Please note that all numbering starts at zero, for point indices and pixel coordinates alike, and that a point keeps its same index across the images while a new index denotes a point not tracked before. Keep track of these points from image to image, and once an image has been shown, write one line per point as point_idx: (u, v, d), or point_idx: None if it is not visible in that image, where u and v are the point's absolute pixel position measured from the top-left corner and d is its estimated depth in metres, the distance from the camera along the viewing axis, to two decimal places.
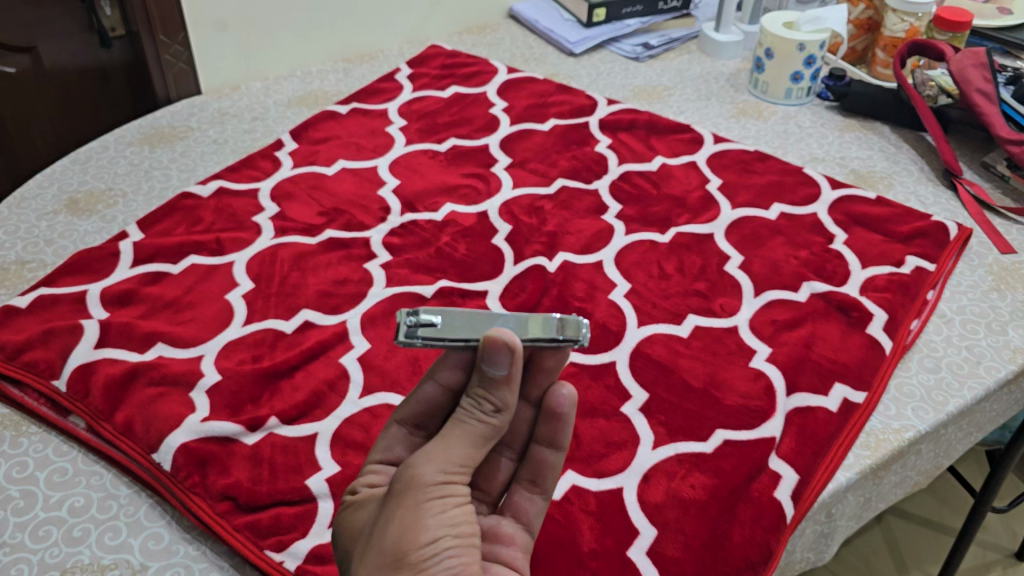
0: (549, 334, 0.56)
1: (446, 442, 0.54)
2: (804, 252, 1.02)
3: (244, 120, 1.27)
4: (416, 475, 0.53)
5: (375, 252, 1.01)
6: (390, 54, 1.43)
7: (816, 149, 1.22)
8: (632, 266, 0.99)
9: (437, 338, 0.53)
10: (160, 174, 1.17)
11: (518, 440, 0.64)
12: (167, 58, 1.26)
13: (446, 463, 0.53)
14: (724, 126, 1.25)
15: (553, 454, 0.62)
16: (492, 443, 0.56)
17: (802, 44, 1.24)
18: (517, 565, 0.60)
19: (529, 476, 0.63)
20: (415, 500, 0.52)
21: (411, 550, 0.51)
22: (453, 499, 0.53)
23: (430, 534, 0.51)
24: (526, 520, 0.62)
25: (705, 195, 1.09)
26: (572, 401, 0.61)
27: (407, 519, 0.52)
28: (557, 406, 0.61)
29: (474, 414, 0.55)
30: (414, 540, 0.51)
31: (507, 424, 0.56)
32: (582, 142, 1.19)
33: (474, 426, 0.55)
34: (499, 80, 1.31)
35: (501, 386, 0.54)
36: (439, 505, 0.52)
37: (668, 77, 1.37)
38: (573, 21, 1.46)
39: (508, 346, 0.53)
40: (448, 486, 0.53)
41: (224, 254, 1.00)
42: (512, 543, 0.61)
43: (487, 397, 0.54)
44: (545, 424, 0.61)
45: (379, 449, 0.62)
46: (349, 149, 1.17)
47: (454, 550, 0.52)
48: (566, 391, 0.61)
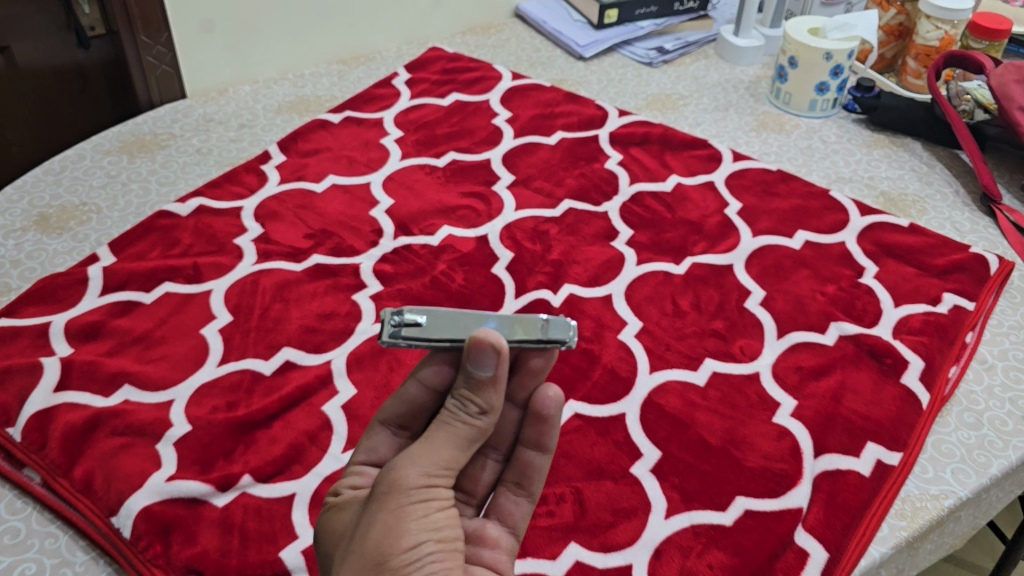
0: (534, 335, 0.55)
1: (431, 443, 0.52)
2: (831, 287, 0.94)
3: (230, 127, 1.18)
4: (398, 478, 0.51)
5: (365, 281, 0.93)
6: (388, 56, 1.35)
7: (842, 167, 1.13)
8: (644, 302, 0.91)
9: (421, 336, 0.53)
10: (138, 187, 1.08)
11: (504, 441, 0.62)
12: (149, 60, 1.18)
13: (430, 466, 0.51)
14: (743, 141, 1.17)
15: (540, 456, 0.60)
16: (476, 446, 0.54)
17: (829, 53, 1.15)
18: (501, 568, 0.57)
19: (515, 478, 0.60)
20: (398, 503, 0.50)
21: (393, 554, 0.48)
22: (436, 503, 0.51)
23: (412, 538, 0.49)
24: (511, 522, 0.60)
25: (724, 221, 1.01)
26: (559, 402, 0.59)
27: (389, 522, 0.49)
28: (543, 408, 0.59)
29: (460, 415, 0.53)
30: (396, 545, 0.49)
31: (491, 427, 0.54)
32: (591, 158, 1.10)
33: (459, 428, 0.53)
34: (503, 87, 1.22)
35: (487, 388, 0.52)
36: (422, 509, 0.50)
37: (684, 84, 1.28)
38: (583, 22, 1.37)
39: (495, 347, 0.51)
40: (432, 489, 0.51)
41: (201, 282, 0.92)
42: (496, 546, 0.58)
43: (473, 398, 0.52)
44: (532, 427, 0.59)
45: (363, 450, 0.59)
46: (340, 163, 1.09)
47: (437, 555, 0.50)
48: (551, 393, 0.59)
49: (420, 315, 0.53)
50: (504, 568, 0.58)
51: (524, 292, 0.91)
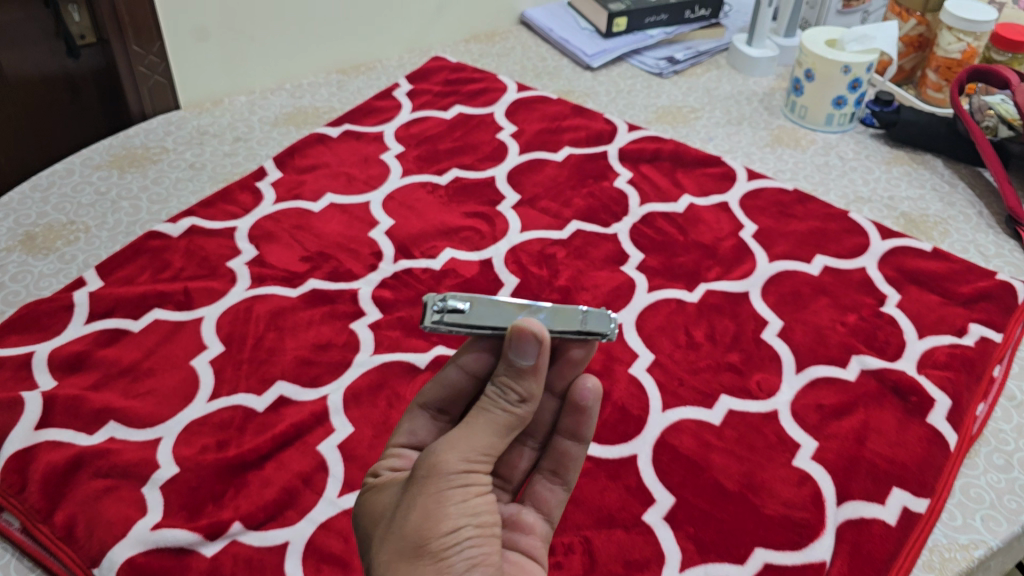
0: (574, 326, 0.55)
1: (471, 429, 0.51)
2: (852, 317, 0.89)
3: (225, 141, 1.14)
4: (438, 462, 0.49)
5: (364, 309, 0.89)
6: (389, 66, 1.31)
7: (861, 186, 1.09)
8: (656, 333, 0.87)
9: (465, 321, 0.53)
10: (128, 204, 1.04)
11: (542, 428, 0.62)
12: (141, 71, 1.14)
13: (470, 451, 0.50)
14: (758, 157, 1.12)
15: (576, 446, 0.60)
16: (516, 433, 0.53)
17: (847, 66, 1.10)
18: (536, 555, 0.57)
19: (551, 466, 0.61)
20: (437, 488, 0.49)
21: (432, 538, 0.48)
22: (476, 489, 0.50)
23: (452, 523, 0.48)
24: (546, 510, 0.60)
25: (739, 244, 0.97)
26: (597, 394, 0.59)
27: (428, 508, 0.48)
28: (581, 399, 0.59)
29: (499, 401, 0.52)
30: (435, 529, 0.48)
31: (531, 415, 0.53)
32: (600, 176, 1.06)
33: (499, 415, 0.52)
34: (508, 99, 1.18)
35: (528, 376, 0.51)
36: (462, 494, 0.49)
37: (695, 96, 1.24)
38: (591, 30, 1.32)
39: (537, 336, 0.50)
40: (471, 475, 0.50)
41: (192, 309, 0.88)
42: (532, 532, 0.58)
43: (513, 386, 0.52)
44: (570, 417, 0.59)
45: (401, 433, 0.58)
46: (339, 180, 1.05)
47: (476, 541, 0.49)
48: (590, 384, 0.59)
49: (463, 301, 0.53)
50: (539, 555, 0.57)
51: None
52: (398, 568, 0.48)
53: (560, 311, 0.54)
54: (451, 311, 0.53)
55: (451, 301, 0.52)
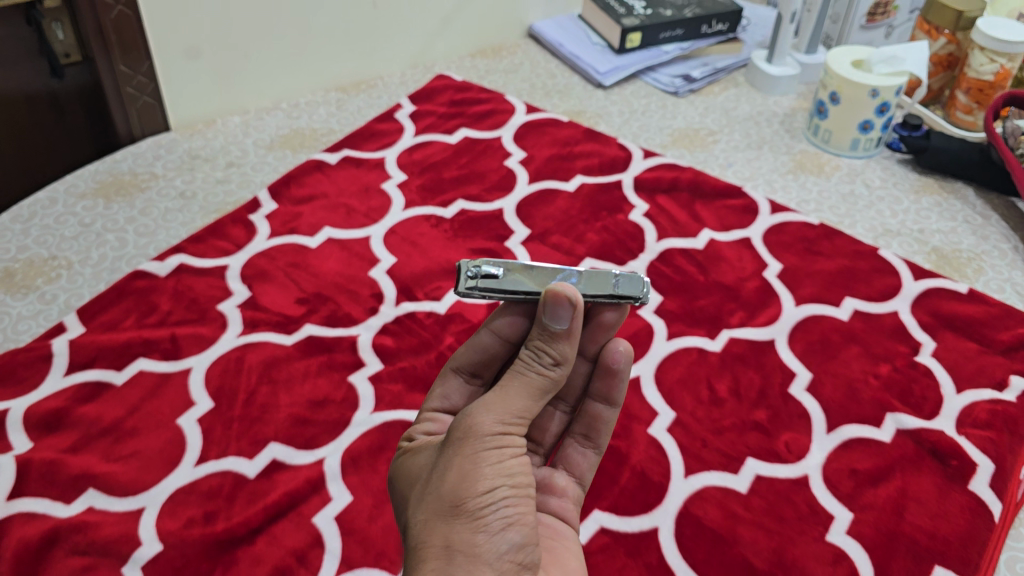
0: (607, 290, 0.60)
1: (506, 393, 0.56)
2: (885, 368, 0.84)
3: (218, 166, 1.08)
4: (475, 424, 0.54)
5: (364, 358, 0.83)
6: (391, 83, 1.25)
7: (889, 217, 1.03)
8: (676, 387, 0.81)
9: (500, 282, 0.59)
10: (114, 237, 0.98)
11: (573, 394, 0.69)
12: (129, 91, 1.08)
13: (505, 414, 0.55)
14: (779, 185, 1.07)
15: (606, 410, 0.67)
16: (548, 396, 0.58)
17: (875, 89, 1.04)
18: (567, 515, 0.64)
19: (583, 430, 0.67)
20: (473, 449, 0.53)
21: (469, 497, 0.52)
22: (510, 450, 0.54)
23: (488, 484, 0.52)
24: (578, 473, 0.67)
25: (763, 285, 0.91)
26: (628, 357, 0.65)
27: (464, 468, 0.53)
28: (612, 362, 0.65)
29: (534, 366, 0.57)
30: (472, 489, 0.52)
31: (563, 379, 0.58)
32: (614, 208, 1.00)
33: (534, 378, 0.57)
34: (516, 123, 1.12)
35: (561, 341, 0.56)
36: (498, 455, 0.53)
37: (713, 117, 1.18)
38: (603, 46, 1.26)
39: (570, 300, 0.55)
40: (506, 436, 0.54)
41: (180, 359, 0.82)
42: (564, 494, 0.65)
43: (546, 350, 0.57)
44: (602, 381, 0.66)
45: (437, 398, 0.66)
46: (337, 213, 0.99)
47: (510, 500, 0.53)
48: (621, 347, 0.65)
49: (496, 268, 0.59)
50: (570, 515, 0.64)
51: None
52: (436, 527, 0.52)
53: (594, 276, 0.59)
54: (485, 276, 0.59)
55: (485, 267, 0.58)
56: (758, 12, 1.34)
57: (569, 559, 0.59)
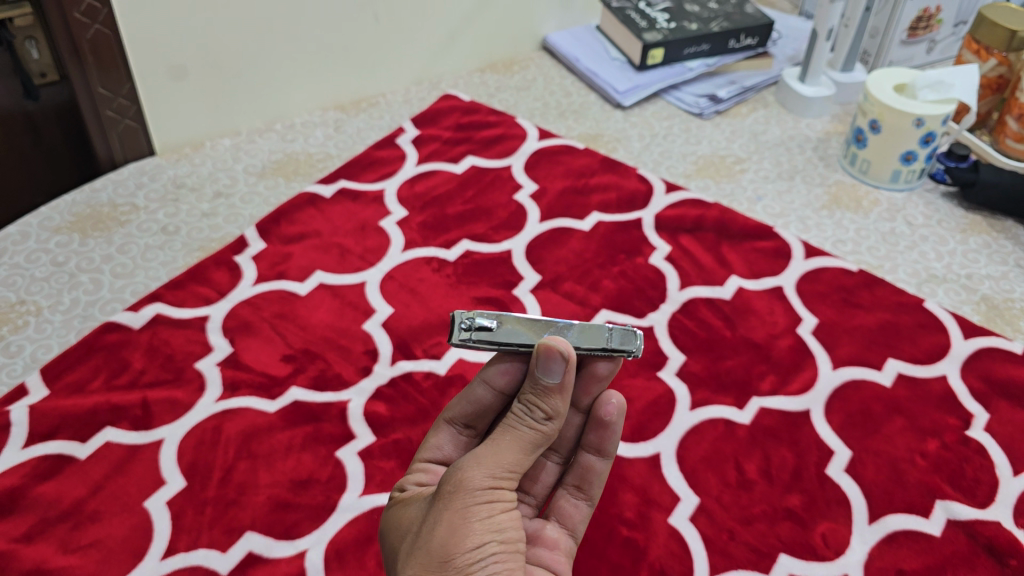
0: (600, 345, 0.57)
1: (498, 447, 0.54)
2: (934, 445, 0.75)
3: (204, 197, 1.00)
4: (465, 478, 0.53)
5: (354, 430, 0.75)
6: (394, 101, 1.16)
7: (933, 260, 0.94)
8: (699, 467, 0.73)
9: (494, 335, 0.56)
10: (88, 278, 0.90)
11: (565, 444, 0.64)
12: (109, 114, 1.00)
13: (495, 468, 0.53)
14: (813, 223, 0.98)
15: (600, 461, 0.62)
16: (540, 449, 0.56)
17: (920, 119, 0.94)
18: (559, 570, 0.59)
19: (575, 481, 0.63)
20: (463, 503, 0.52)
21: (458, 553, 0.51)
22: (500, 505, 0.53)
23: (477, 539, 0.51)
24: (571, 525, 0.62)
25: (796, 344, 0.82)
26: (621, 409, 0.62)
27: (454, 522, 0.51)
28: (605, 414, 0.61)
29: (526, 419, 0.55)
30: (461, 544, 0.51)
31: (555, 432, 0.57)
32: (633, 250, 0.91)
33: (525, 432, 0.55)
34: (527, 150, 1.03)
35: (554, 395, 0.55)
36: (488, 510, 0.52)
37: (740, 142, 1.09)
38: (623, 62, 1.17)
39: (562, 355, 0.54)
40: (497, 490, 0.53)
41: (151, 429, 0.75)
42: (556, 548, 0.60)
43: (538, 404, 0.55)
44: (594, 432, 0.62)
45: (428, 448, 0.62)
46: (331, 255, 0.91)
47: (499, 555, 0.52)
48: (614, 400, 0.62)
49: (490, 319, 0.56)
50: (561, 568, 0.59)
51: None
52: None
53: (588, 328, 0.57)
54: (479, 328, 0.56)
55: (479, 318, 0.55)
56: (789, 24, 1.25)
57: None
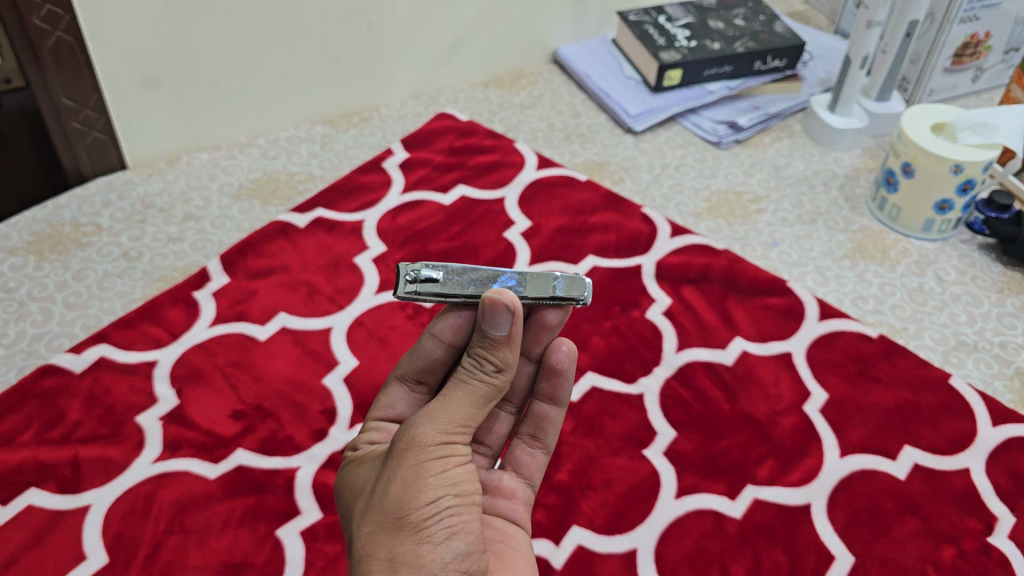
0: (548, 293, 0.54)
1: (449, 399, 0.51)
2: (949, 553, 0.65)
3: (173, 218, 0.93)
4: (417, 435, 0.49)
5: (300, 504, 0.69)
6: (389, 116, 1.09)
7: (964, 324, 0.83)
8: (680, 568, 0.65)
9: (439, 284, 0.53)
10: (38, 308, 0.83)
11: (518, 393, 0.62)
12: (76, 126, 0.90)
13: (447, 423, 0.50)
14: (832, 274, 0.88)
15: (554, 409, 0.61)
16: (494, 402, 0.53)
17: (958, 165, 0.83)
18: (518, 518, 0.59)
19: (530, 431, 0.62)
20: (416, 459, 0.49)
21: (412, 510, 0.48)
22: (454, 459, 0.50)
23: (431, 495, 0.48)
24: (527, 474, 0.62)
25: (802, 425, 0.73)
26: (572, 357, 0.59)
27: (407, 479, 0.48)
28: (556, 362, 0.59)
29: (477, 371, 0.52)
30: (415, 501, 0.48)
31: (508, 384, 0.53)
32: (630, 303, 0.83)
33: (476, 386, 0.51)
34: (524, 180, 0.97)
35: (503, 346, 0.51)
36: (441, 465, 0.49)
37: (759, 176, 0.99)
38: (638, 81, 1.09)
39: (511, 307, 0.50)
40: (450, 445, 0.50)
41: (79, 492, 0.68)
42: (514, 496, 0.60)
43: (488, 357, 0.51)
44: (547, 381, 0.60)
45: (381, 407, 0.60)
46: (298, 295, 0.84)
47: (455, 509, 0.49)
48: (565, 347, 0.59)
49: (435, 271, 0.54)
50: (521, 518, 0.59)
51: None
52: (379, 539, 0.48)
53: (534, 276, 0.54)
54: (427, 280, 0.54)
55: (424, 270, 0.53)
56: (823, 43, 1.15)
57: (522, 564, 0.56)
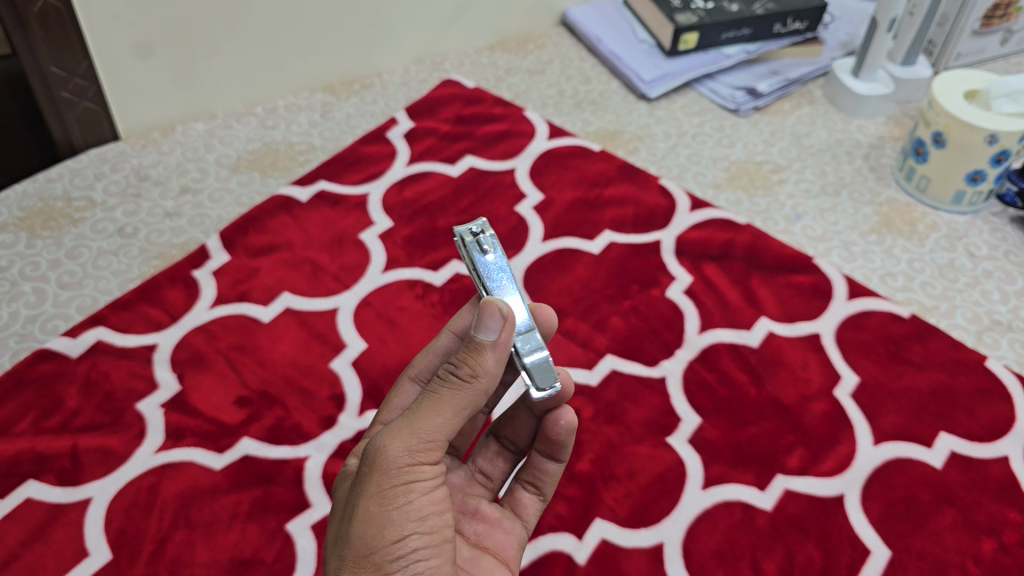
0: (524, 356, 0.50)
1: (418, 412, 0.47)
2: (989, 546, 0.63)
3: (170, 192, 0.89)
4: (380, 458, 0.46)
5: (309, 497, 0.65)
6: (392, 83, 1.04)
7: (997, 302, 0.80)
8: (708, 563, 0.62)
9: (483, 254, 0.52)
10: (31, 288, 0.79)
11: (520, 439, 0.60)
12: (66, 96, 0.86)
13: (412, 442, 0.46)
14: (859, 249, 0.84)
15: (554, 464, 0.58)
16: (472, 411, 0.49)
17: (993, 135, 0.78)
18: (506, 559, 0.55)
19: (528, 477, 0.59)
20: (378, 488, 0.46)
21: (375, 551, 0.45)
22: (420, 486, 0.46)
23: (395, 534, 0.45)
24: (524, 515, 0.58)
25: (832, 411, 0.70)
26: (571, 429, 0.56)
27: (371, 513, 0.45)
28: (554, 435, 0.56)
29: (449, 379, 0.48)
30: (379, 541, 0.45)
31: (487, 389, 0.49)
32: (649, 281, 0.80)
33: (448, 395, 0.47)
34: (535, 150, 0.93)
35: (485, 355, 0.47)
36: (405, 495, 0.46)
37: (781, 145, 0.96)
38: (652, 45, 1.04)
39: (505, 312, 0.47)
40: (417, 469, 0.46)
41: (79, 485, 0.65)
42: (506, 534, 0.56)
43: (465, 362, 0.47)
44: (544, 444, 0.57)
45: (391, 409, 0.56)
46: (302, 274, 0.80)
47: (423, 551, 0.46)
48: (565, 419, 0.56)
49: (492, 248, 0.53)
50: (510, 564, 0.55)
51: (532, 538, 0.62)
52: None
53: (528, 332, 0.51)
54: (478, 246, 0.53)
55: (485, 237, 0.53)
56: (842, 4, 1.11)
57: None
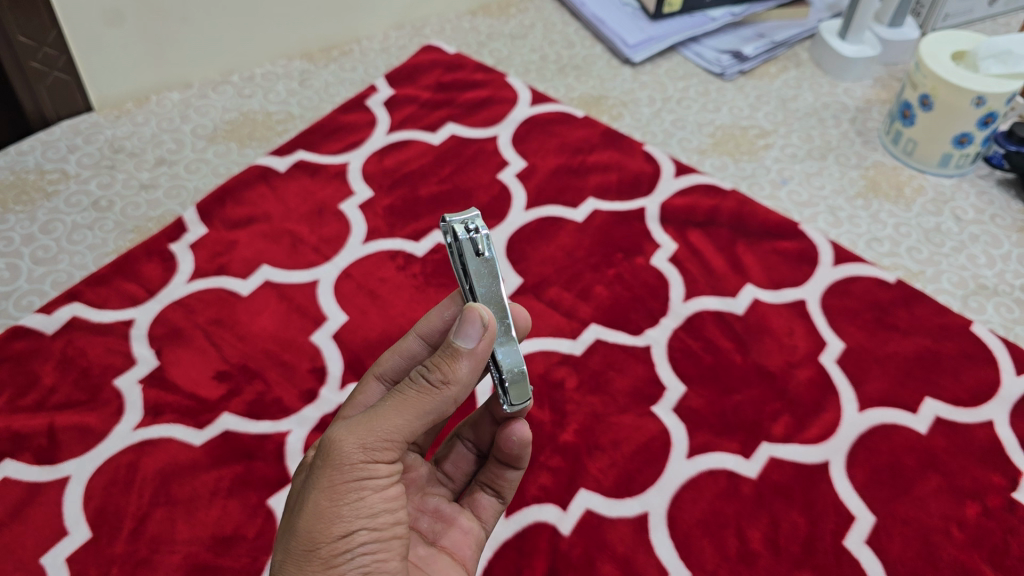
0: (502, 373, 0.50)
1: (379, 410, 0.47)
2: (973, 510, 0.62)
3: (145, 163, 0.87)
4: (334, 452, 0.45)
5: (290, 471, 0.65)
6: (372, 50, 1.02)
7: (983, 266, 0.79)
8: (693, 532, 0.61)
9: (472, 258, 0.48)
10: (4, 264, 0.77)
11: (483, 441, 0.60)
12: (35, 67, 0.84)
13: (368, 438, 0.46)
14: (845, 215, 0.84)
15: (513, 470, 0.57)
16: (438, 417, 0.48)
17: (980, 97, 0.77)
18: (462, 558, 0.54)
19: (487, 480, 0.57)
20: (330, 481, 0.45)
21: (323, 543, 0.45)
22: (373, 483, 0.46)
23: (344, 526, 0.45)
24: (482, 517, 0.57)
25: (818, 377, 0.70)
26: (525, 442, 0.55)
27: (320, 505, 0.45)
28: (509, 448, 0.55)
29: (418, 382, 0.47)
30: (326, 533, 0.45)
31: (456, 398, 0.48)
32: (633, 249, 0.79)
33: (413, 396, 0.47)
34: (517, 117, 0.91)
35: (460, 362, 0.47)
36: (358, 491, 0.45)
37: (766, 109, 0.94)
38: (636, 9, 1.03)
39: (485, 321, 0.46)
40: (371, 466, 0.46)
41: (56, 463, 0.64)
42: (462, 536, 0.55)
43: (436, 365, 0.47)
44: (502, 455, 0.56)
45: (354, 407, 0.54)
46: (282, 247, 0.79)
47: (370, 546, 0.46)
48: (518, 432, 0.54)
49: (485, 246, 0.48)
50: (467, 564, 0.54)
51: (516, 510, 0.62)
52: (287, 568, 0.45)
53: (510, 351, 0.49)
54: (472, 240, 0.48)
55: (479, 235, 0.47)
56: None
57: None
